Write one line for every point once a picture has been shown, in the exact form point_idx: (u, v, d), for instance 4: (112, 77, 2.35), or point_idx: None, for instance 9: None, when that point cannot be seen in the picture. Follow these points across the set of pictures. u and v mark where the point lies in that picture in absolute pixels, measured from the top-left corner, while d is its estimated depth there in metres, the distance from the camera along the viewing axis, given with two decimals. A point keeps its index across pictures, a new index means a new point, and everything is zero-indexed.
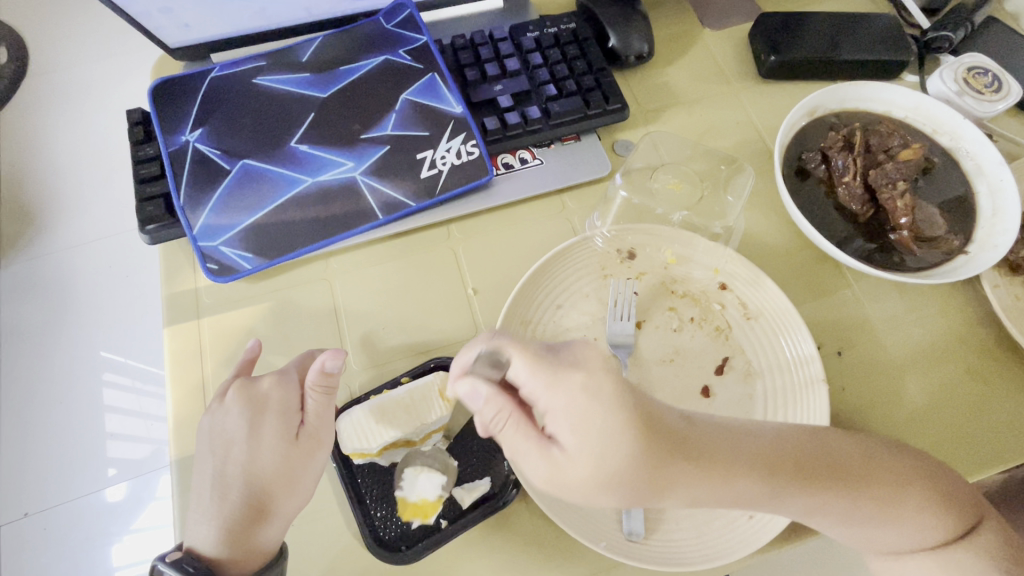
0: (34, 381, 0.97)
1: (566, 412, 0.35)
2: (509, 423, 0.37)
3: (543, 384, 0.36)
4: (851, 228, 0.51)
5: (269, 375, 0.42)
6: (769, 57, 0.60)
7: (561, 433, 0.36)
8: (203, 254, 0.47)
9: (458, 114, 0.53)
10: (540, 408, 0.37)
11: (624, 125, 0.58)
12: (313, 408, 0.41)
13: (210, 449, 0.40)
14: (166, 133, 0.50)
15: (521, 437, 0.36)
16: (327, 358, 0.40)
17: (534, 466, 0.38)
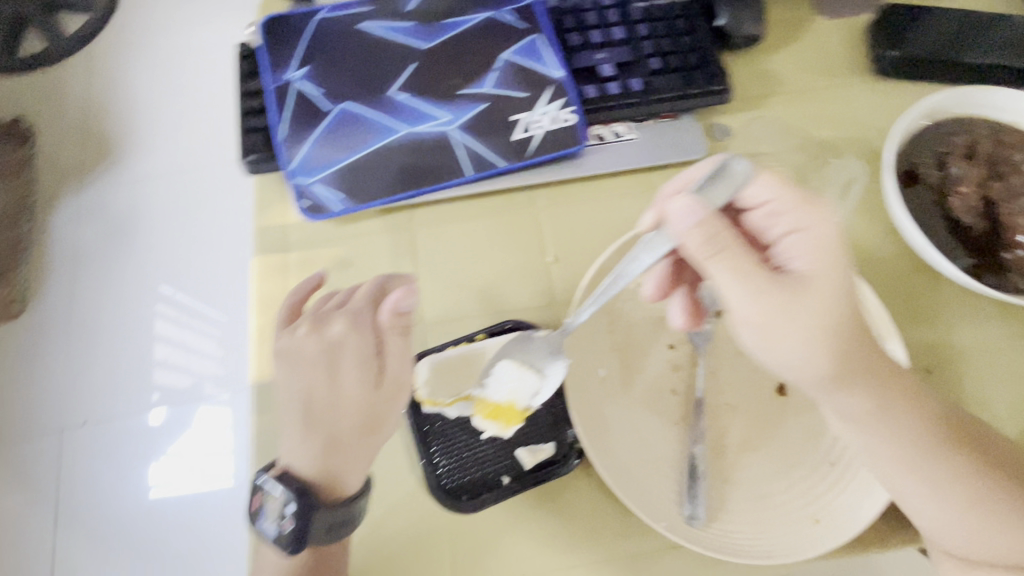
0: None
1: (812, 230, 0.37)
2: (728, 246, 0.34)
3: (797, 207, 0.37)
4: (959, 241, 0.48)
5: (339, 318, 0.40)
6: (888, 52, 0.57)
7: (800, 253, 0.36)
8: (298, 189, 0.49)
9: (558, 78, 0.51)
10: (782, 226, 0.38)
11: (724, 108, 0.56)
12: (393, 349, 0.40)
13: (291, 385, 0.39)
14: (272, 69, 0.51)
15: (743, 265, 0.34)
16: (400, 296, 0.40)
17: (749, 304, 0.35)
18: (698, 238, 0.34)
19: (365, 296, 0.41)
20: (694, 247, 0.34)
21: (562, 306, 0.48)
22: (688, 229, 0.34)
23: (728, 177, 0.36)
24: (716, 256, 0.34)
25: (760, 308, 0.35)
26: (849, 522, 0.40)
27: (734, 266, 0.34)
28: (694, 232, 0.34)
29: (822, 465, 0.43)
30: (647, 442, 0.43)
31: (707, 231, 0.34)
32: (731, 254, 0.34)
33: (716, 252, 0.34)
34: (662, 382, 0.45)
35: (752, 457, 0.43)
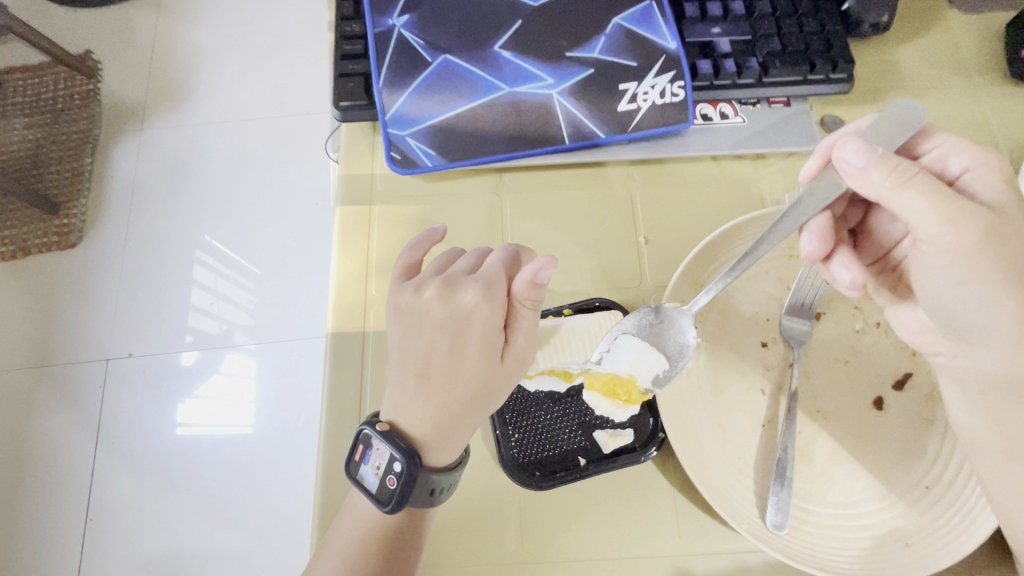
0: (160, 235, 1.04)
1: (989, 165, 0.35)
2: (919, 174, 0.33)
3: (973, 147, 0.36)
4: None
5: (468, 286, 0.33)
6: (1022, 55, 0.52)
7: (985, 184, 0.35)
8: (390, 141, 0.47)
9: (671, 50, 0.48)
10: (953, 170, 0.37)
11: (840, 100, 0.52)
12: (524, 326, 0.34)
13: (410, 345, 0.34)
14: (374, 13, 0.49)
15: (938, 189, 0.33)
16: (540, 266, 0.32)
17: (953, 233, 0.33)
18: (884, 171, 0.33)
19: (497, 262, 0.34)
20: (877, 181, 0.33)
21: (651, 290, 0.46)
22: (870, 163, 0.33)
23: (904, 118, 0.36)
24: (908, 184, 0.33)
25: (967, 237, 0.33)
26: (944, 552, 0.38)
27: (929, 191, 0.33)
28: (879, 164, 0.33)
29: (917, 487, 0.40)
30: (732, 439, 0.41)
31: (892, 161, 0.33)
32: (923, 180, 0.33)
33: (907, 179, 0.33)
34: (751, 381, 0.43)
35: (841, 470, 0.41)
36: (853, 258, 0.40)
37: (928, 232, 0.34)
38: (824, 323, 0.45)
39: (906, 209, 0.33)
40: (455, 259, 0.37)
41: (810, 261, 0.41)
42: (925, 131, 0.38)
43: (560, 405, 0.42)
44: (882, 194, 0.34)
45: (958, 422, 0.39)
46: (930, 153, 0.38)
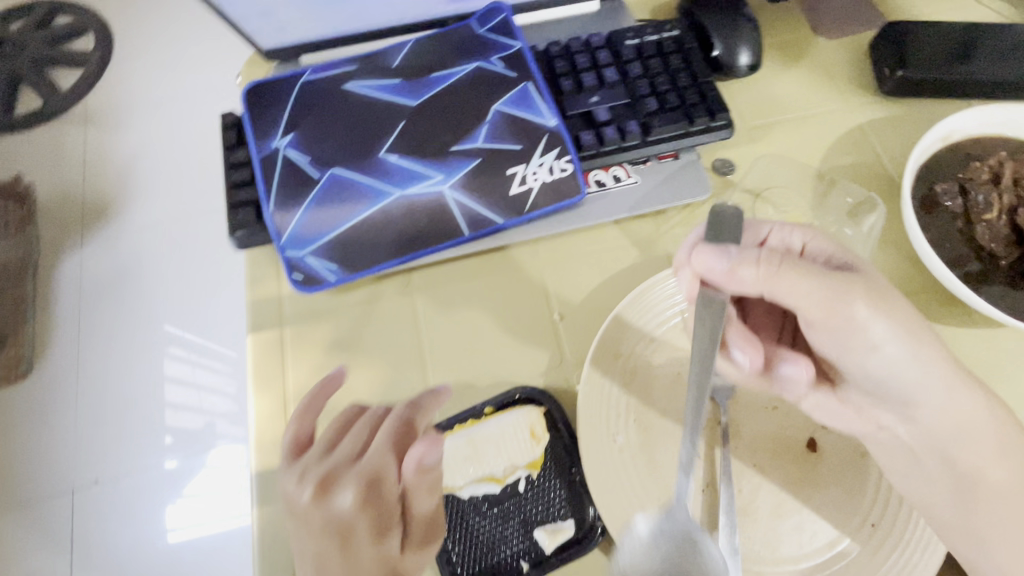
0: (111, 355, 1.02)
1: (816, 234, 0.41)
2: (781, 260, 0.37)
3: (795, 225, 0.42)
4: (991, 271, 0.45)
5: (348, 485, 0.33)
6: (895, 72, 0.54)
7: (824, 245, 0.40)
8: (289, 263, 0.47)
9: (552, 127, 0.50)
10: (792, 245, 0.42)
11: (727, 142, 0.53)
12: (420, 506, 0.35)
13: (300, 545, 0.34)
14: (257, 138, 0.49)
15: (802, 267, 0.37)
16: (424, 451, 0.33)
17: (843, 304, 0.36)
18: (752, 264, 0.37)
19: (381, 446, 0.35)
20: (753, 277, 0.37)
21: (572, 367, 0.45)
22: (734, 263, 0.37)
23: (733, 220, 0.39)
24: (776, 271, 0.37)
25: (854, 304, 0.36)
26: None
27: (796, 272, 0.37)
28: (739, 264, 0.37)
29: (864, 527, 0.39)
30: (673, 511, 0.40)
31: (751, 257, 0.37)
32: (787, 263, 0.37)
33: (777, 264, 0.37)
34: None
35: (787, 522, 0.40)
36: (793, 354, 0.42)
37: (824, 307, 0.37)
38: None
39: (790, 291, 0.37)
40: (348, 424, 0.37)
41: (753, 373, 0.42)
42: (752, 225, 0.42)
43: (494, 509, 0.41)
44: (762, 284, 0.37)
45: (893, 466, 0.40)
46: (769, 238, 0.42)
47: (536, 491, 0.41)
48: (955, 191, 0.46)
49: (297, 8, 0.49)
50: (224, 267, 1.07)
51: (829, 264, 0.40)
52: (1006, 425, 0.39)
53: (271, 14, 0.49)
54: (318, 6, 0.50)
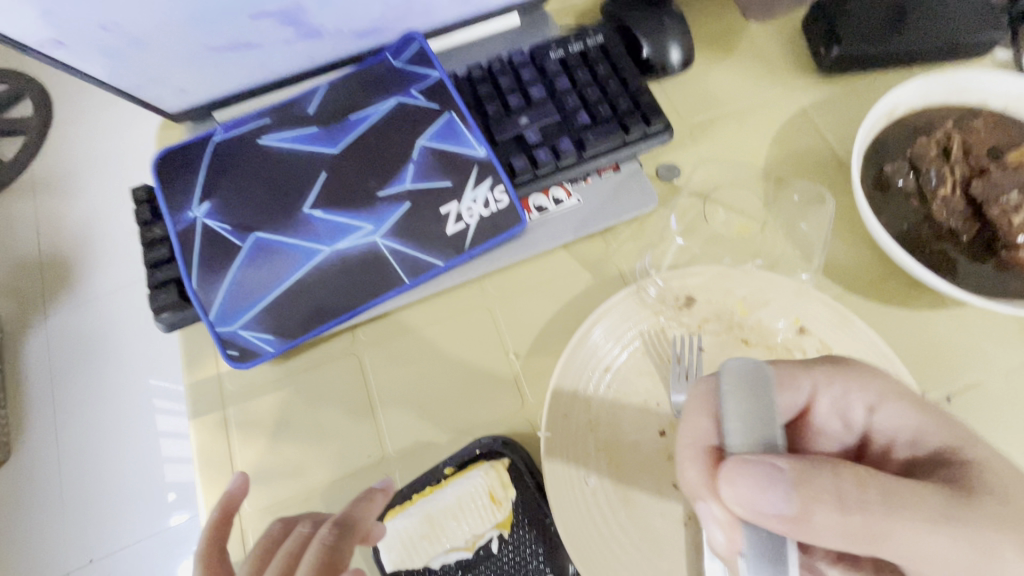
0: (88, 431, 0.99)
1: (887, 395, 0.33)
2: (857, 473, 0.27)
3: (854, 381, 0.34)
4: (952, 249, 0.43)
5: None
6: (830, 50, 0.52)
7: (907, 433, 0.33)
8: (222, 341, 0.43)
9: (482, 157, 0.47)
10: (852, 403, 0.34)
11: (669, 145, 0.51)
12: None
13: None
14: (171, 211, 0.46)
15: (898, 488, 0.27)
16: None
17: (986, 561, 0.27)
18: (831, 509, 0.26)
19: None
20: (842, 528, 0.26)
21: (535, 409, 0.43)
22: (800, 509, 0.26)
23: (754, 398, 0.31)
24: (872, 518, 0.26)
25: (1003, 556, 0.27)
26: None
27: (913, 525, 0.27)
28: (808, 505, 0.26)
29: None
30: (656, 549, 0.38)
31: (827, 488, 0.26)
32: (870, 484, 0.27)
33: (881, 511, 0.26)
34: (660, 476, 0.40)
35: None
36: None
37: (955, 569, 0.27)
38: None
39: (899, 546, 0.27)
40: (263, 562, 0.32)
41: None
42: (793, 380, 0.34)
43: None
44: (853, 536, 0.27)
45: None
46: (822, 400, 0.35)
47: (509, 552, 0.39)
48: (904, 170, 0.45)
49: (191, 67, 0.44)
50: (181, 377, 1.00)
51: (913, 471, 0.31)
52: None
53: (165, 79, 0.44)
54: (214, 62, 0.45)
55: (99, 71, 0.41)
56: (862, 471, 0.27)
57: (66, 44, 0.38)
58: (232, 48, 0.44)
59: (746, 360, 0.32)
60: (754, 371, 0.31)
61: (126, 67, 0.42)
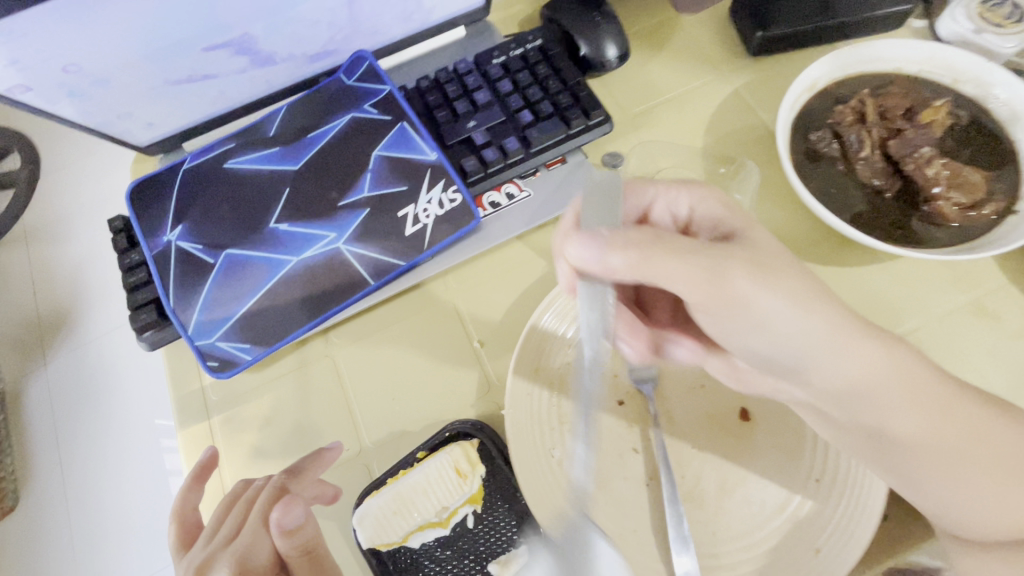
0: (96, 468, 1.00)
1: (705, 197, 0.40)
2: (645, 230, 0.34)
3: (683, 188, 0.41)
4: (879, 205, 0.46)
5: (221, 564, 0.33)
6: (755, 34, 0.55)
7: (713, 224, 0.40)
8: (201, 352, 0.46)
9: (434, 160, 0.50)
10: (684, 211, 0.42)
11: (612, 134, 0.54)
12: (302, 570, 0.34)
13: None
14: (147, 236, 0.49)
15: (674, 237, 0.34)
16: (280, 514, 0.34)
17: (729, 286, 0.34)
18: (620, 235, 0.33)
19: (256, 519, 0.35)
20: (627, 265, 0.33)
21: (501, 391, 0.46)
22: (605, 250, 0.33)
23: (601, 204, 0.38)
24: (650, 255, 0.33)
25: (747, 284, 0.34)
26: (852, 545, 0.37)
27: (675, 254, 0.33)
28: (616, 248, 0.33)
29: (809, 483, 0.40)
30: (621, 511, 0.40)
31: (625, 232, 0.34)
32: (655, 233, 0.34)
33: (652, 250, 0.33)
34: (622, 443, 0.43)
35: (734, 497, 0.40)
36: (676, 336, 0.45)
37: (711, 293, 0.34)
38: (669, 356, 0.46)
39: (666, 274, 0.34)
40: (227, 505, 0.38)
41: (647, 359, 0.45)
42: (640, 195, 0.43)
43: (445, 553, 0.40)
44: (638, 271, 0.34)
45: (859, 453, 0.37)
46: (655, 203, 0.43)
47: (484, 525, 0.41)
48: (828, 137, 0.47)
49: (155, 101, 0.47)
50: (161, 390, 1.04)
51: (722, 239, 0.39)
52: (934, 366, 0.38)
53: (133, 114, 0.48)
54: (177, 95, 0.48)
55: (68, 111, 0.44)
56: (654, 232, 0.34)
57: (33, 88, 0.41)
58: (191, 81, 0.47)
59: (600, 178, 0.40)
60: (597, 187, 0.39)
61: (92, 106, 0.45)
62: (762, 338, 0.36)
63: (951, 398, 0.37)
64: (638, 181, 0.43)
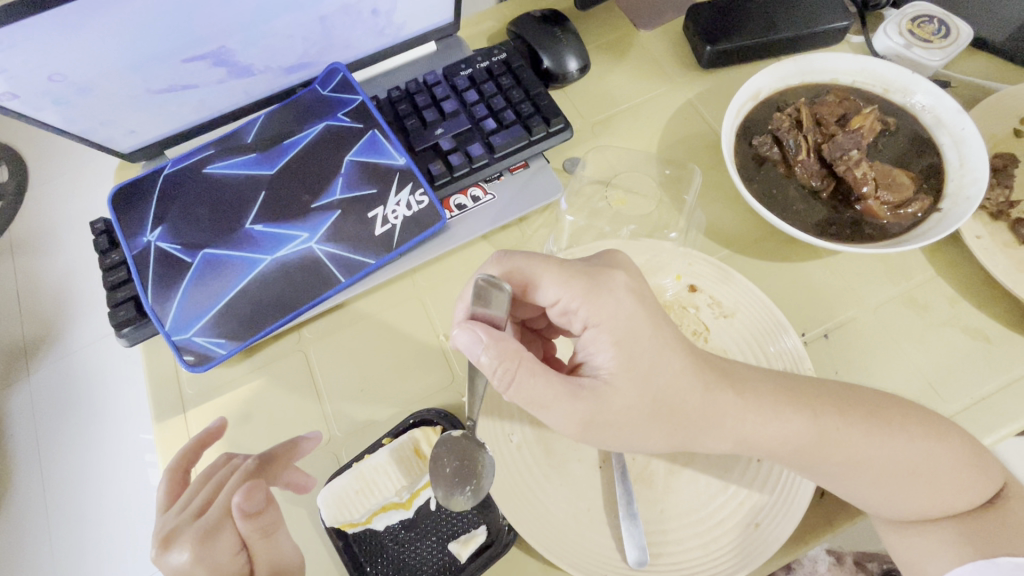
0: (78, 477, 1.00)
1: (602, 320, 0.35)
2: (520, 358, 0.33)
3: (583, 300, 0.35)
4: (815, 205, 0.49)
5: (183, 541, 0.33)
6: (706, 48, 0.59)
7: (597, 357, 0.35)
8: (178, 347, 0.48)
9: (402, 165, 0.53)
10: (578, 320, 0.36)
11: (573, 142, 0.58)
12: (262, 554, 0.34)
13: None
14: (127, 237, 0.51)
15: (542, 380, 0.33)
16: (243, 498, 0.34)
17: (573, 417, 0.34)
18: (493, 356, 0.33)
19: (223, 500, 0.35)
20: (493, 375, 0.34)
21: (464, 381, 0.48)
22: (482, 356, 0.34)
23: (500, 297, 0.35)
24: (514, 380, 0.33)
25: (588, 416, 0.34)
26: (787, 519, 0.39)
27: (537, 394, 0.33)
28: (495, 361, 0.33)
29: (750, 463, 0.42)
30: (576, 493, 0.42)
31: (497, 354, 0.33)
32: (527, 367, 0.33)
33: (512, 380, 0.33)
34: None
35: (682, 477, 0.42)
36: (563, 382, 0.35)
37: (555, 418, 0.34)
38: None
39: (525, 397, 0.34)
40: (211, 475, 0.38)
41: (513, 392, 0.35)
42: (540, 282, 0.36)
43: (409, 534, 0.42)
44: (504, 386, 0.34)
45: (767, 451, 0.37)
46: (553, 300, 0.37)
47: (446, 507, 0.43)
48: (769, 142, 0.51)
49: (137, 109, 0.50)
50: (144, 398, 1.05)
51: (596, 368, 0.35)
52: (841, 408, 0.38)
53: (115, 121, 0.50)
54: (157, 104, 0.51)
55: (53, 118, 0.47)
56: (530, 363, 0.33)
57: (19, 96, 0.43)
58: (171, 90, 0.50)
59: (498, 284, 0.35)
60: (499, 285, 0.35)
61: (76, 113, 0.47)
62: (609, 442, 0.36)
63: (845, 394, 0.39)
64: (544, 270, 0.36)
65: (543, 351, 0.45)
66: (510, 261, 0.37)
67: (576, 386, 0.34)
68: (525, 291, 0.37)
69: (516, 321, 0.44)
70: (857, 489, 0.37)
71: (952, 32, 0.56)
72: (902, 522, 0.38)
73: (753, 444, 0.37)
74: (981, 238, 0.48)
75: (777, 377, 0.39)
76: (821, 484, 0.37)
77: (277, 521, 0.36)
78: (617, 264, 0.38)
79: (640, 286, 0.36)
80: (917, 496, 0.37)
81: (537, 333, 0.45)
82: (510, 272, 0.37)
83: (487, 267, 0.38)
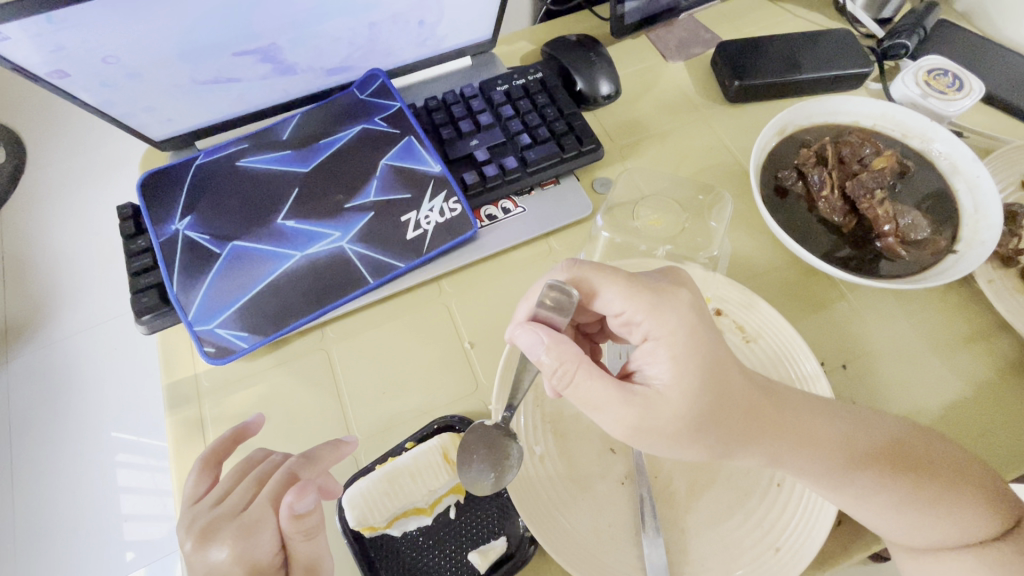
0: (52, 469, 0.95)
1: (666, 335, 0.36)
2: (579, 361, 0.35)
3: (649, 315, 0.36)
4: (837, 238, 0.51)
5: (223, 538, 0.33)
6: (733, 83, 0.61)
7: (650, 368, 0.36)
8: (200, 338, 0.47)
9: (437, 172, 0.54)
10: (638, 332, 0.37)
11: (603, 162, 0.59)
12: (301, 555, 0.34)
13: None
14: (156, 224, 0.51)
15: (598, 383, 0.35)
16: (293, 498, 0.33)
17: (624, 419, 0.35)
18: (557, 356, 0.35)
19: (266, 496, 0.35)
20: (550, 374, 0.36)
21: (487, 390, 0.48)
22: (542, 355, 0.36)
23: (568, 303, 0.37)
24: (571, 381, 0.35)
25: (637, 419, 0.35)
26: (811, 541, 0.39)
27: (588, 395, 0.35)
28: (558, 363, 0.35)
29: (772, 487, 0.41)
30: (598, 509, 0.41)
31: (558, 356, 0.35)
32: (586, 370, 0.35)
33: (570, 377, 0.35)
34: (600, 444, 0.44)
35: (704, 498, 0.42)
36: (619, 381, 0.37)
37: (605, 419, 0.36)
38: None
39: (579, 397, 0.36)
40: (252, 465, 0.38)
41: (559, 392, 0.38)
42: (605, 293, 0.38)
43: (427, 541, 0.41)
44: (559, 385, 0.36)
45: (797, 474, 0.38)
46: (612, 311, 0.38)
47: (467, 516, 0.42)
48: (794, 175, 0.53)
49: (179, 98, 0.50)
50: (133, 392, 1.02)
51: (647, 379, 0.36)
52: (866, 431, 0.39)
53: (155, 108, 0.50)
54: (198, 95, 0.51)
55: (93, 99, 0.47)
56: (591, 367, 0.35)
57: (69, 75, 0.43)
58: (215, 82, 0.50)
59: (566, 291, 0.37)
60: (568, 293, 0.37)
61: (120, 96, 0.47)
62: (655, 446, 0.36)
63: (867, 418, 0.40)
64: (611, 282, 0.37)
65: (591, 354, 0.47)
66: (579, 269, 0.39)
67: (629, 390, 0.35)
68: (590, 300, 0.39)
69: (572, 325, 0.45)
70: (882, 513, 0.38)
71: (966, 85, 0.58)
72: (921, 550, 0.39)
73: (784, 462, 0.38)
74: (993, 281, 0.49)
75: (805, 399, 0.39)
76: (848, 506, 0.38)
77: (321, 527, 0.36)
78: (679, 282, 0.39)
79: (696, 306, 0.38)
80: (936, 525, 0.38)
81: (588, 336, 0.47)
82: (577, 279, 0.38)
83: (555, 273, 0.40)
